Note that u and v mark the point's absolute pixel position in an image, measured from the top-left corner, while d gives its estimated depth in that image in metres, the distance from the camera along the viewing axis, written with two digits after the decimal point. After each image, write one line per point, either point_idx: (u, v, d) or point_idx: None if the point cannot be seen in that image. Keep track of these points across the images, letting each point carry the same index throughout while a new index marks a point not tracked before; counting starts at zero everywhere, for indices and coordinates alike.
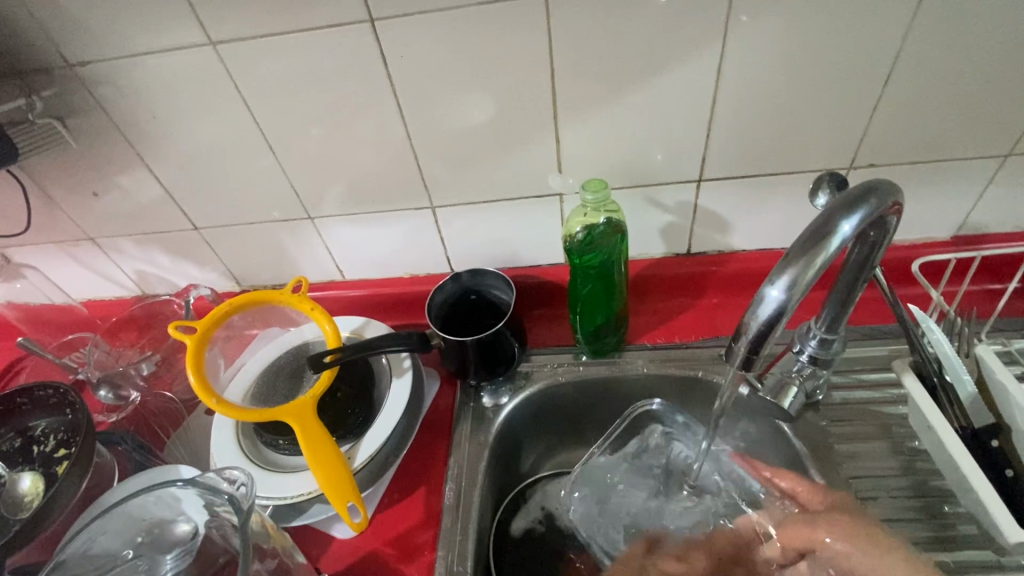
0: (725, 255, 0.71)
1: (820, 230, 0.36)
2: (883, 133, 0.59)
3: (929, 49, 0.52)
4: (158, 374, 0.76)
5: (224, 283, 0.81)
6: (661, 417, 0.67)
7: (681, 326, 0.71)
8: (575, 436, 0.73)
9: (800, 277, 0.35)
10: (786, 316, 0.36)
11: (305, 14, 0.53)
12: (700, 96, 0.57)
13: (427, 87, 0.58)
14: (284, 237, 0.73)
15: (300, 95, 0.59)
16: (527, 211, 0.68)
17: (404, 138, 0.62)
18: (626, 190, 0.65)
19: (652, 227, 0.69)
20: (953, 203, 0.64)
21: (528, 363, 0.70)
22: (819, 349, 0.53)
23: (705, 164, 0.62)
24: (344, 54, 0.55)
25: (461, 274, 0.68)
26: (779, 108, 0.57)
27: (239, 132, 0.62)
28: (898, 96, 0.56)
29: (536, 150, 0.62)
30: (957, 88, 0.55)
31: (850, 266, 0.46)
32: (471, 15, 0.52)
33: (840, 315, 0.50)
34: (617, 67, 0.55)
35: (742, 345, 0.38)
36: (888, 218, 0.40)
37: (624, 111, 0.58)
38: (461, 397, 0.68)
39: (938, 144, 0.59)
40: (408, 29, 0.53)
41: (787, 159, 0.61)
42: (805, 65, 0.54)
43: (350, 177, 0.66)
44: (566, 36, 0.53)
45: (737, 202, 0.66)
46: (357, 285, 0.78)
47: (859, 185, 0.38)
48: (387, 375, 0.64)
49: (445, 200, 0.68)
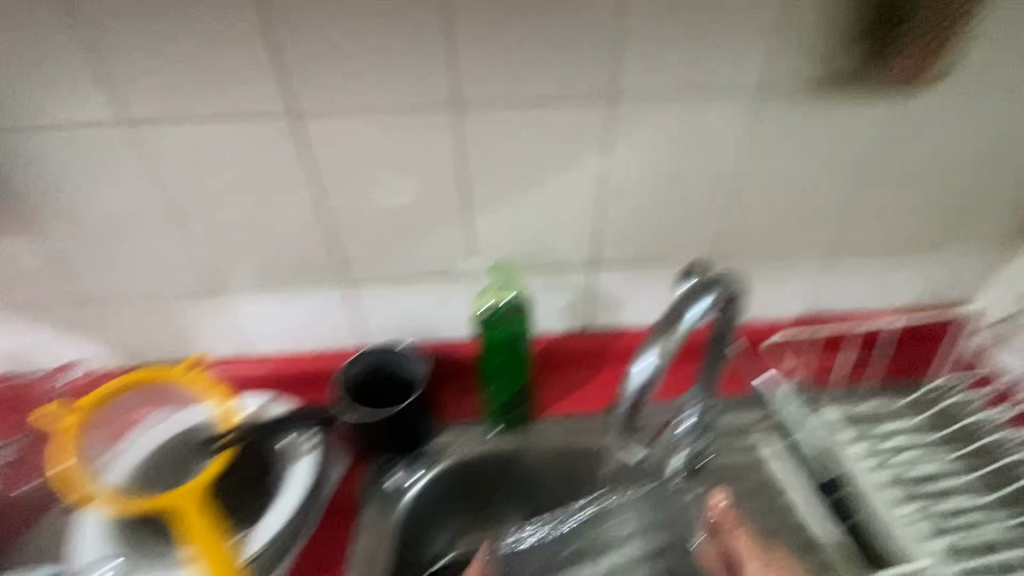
0: (624, 329, 0.78)
1: (671, 314, 0.43)
2: (745, 230, 0.68)
3: (769, 165, 0.63)
4: (19, 463, 0.68)
5: (116, 359, 0.76)
6: (437, 493, 0.68)
7: (588, 397, 0.75)
8: (460, 490, 0.70)
9: (659, 353, 0.41)
10: (650, 387, 0.42)
11: (228, 104, 0.56)
12: (590, 193, 0.64)
13: (342, 173, 0.62)
14: (190, 308, 0.72)
15: (216, 175, 0.61)
16: (442, 289, 0.72)
17: (320, 217, 0.65)
18: (532, 271, 0.71)
19: (556, 304, 0.75)
20: (808, 288, 0.75)
21: (441, 438, 0.71)
22: (699, 414, 0.60)
23: (599, 250, 0.70)
24: (267, 141, 0.59)
25: (374, 347, 0.68)
26: (656, 207, 0.66)
27: (149, 203, 0.62)
28: (751, 201, 0.66)
29: (448, 234, 0.67)
30: (796, 196, 0.66)
31: (711, 342, 0.54)
32: (386, 115, 0.58)
33: (713, 385, 0.58)
34: (517, 167, 0.62)
35: (617, 415, 0.44)
36: (732, 304, 0.48)
37: (526, 201, 0.65)
38: (368, 476, 0.67)
39: (788, 239, 0.70)
40: (329, 123, 0.58)
41: (669, 249, 0.70)
42: (675, 172, 0.63)
43: (265, 253, 0.67)
44: (472, 137, 0.60)
45: (630, 283, 0.73)
46: (264, 360, 0.77)
47: (706, 277, 0.46)
48: (288, 458, 0.63)
49: (361, 276, 0.70)
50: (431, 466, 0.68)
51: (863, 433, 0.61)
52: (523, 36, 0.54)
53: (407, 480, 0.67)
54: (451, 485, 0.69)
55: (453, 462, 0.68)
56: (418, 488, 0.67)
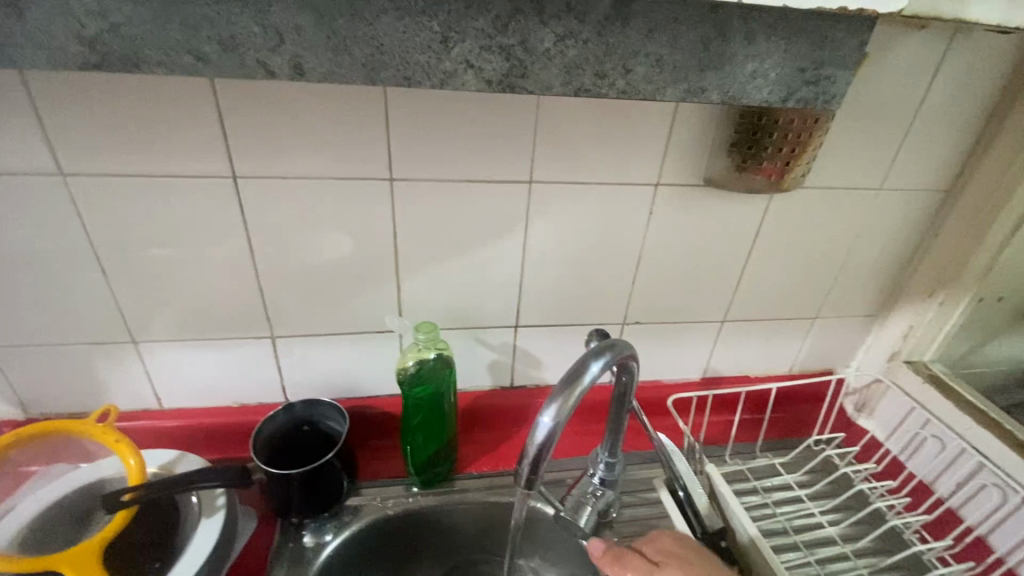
0: (542, 388, 0.84)
1: (575, 373, 0.48)
2: (645, 301, 0.78)
3: (663, 248, 0.74)
4: None
5: (4, 410, 0.70)
6: (365, 549, 0.69)
7: (506, 454, 0.79)
8: (382, 547, 0.71)
9: (563, 407, 0.46)
10: (555, 439, 0.46)
11: (168, 161, 0.58)
12: (512, 263, 0.71)
13: (278, 231, 0.64)
14: (97, 360, 0.69)
15: (147, 227, 0.62)
16: (369, 346, 0.75)
17: (251, 271, 0.66)
18: (457, 332, 0.76)
19: (479, 363, 0.80)
20: (699, 353, 0.86)
21: (359, 497, 0.71)
22: (606, 472, 0.64)
23: (519, 314, 0.76)
24: (204, 198, 0.61)
25: (295, 404, 0.69)
26: (570, 278, 0.74)
27: (68, 250, 0.62)
28: (648, 278, 0.76)
29: (378, 294, 0.71)
30: (687, 276, 0.77)
31: (614, 400, 0.60)
32: (325, 183, 0.62)
33: (617, 441, 0.63)
34: (447, 237, 0.68)
35: (524, 467, 0.47)
36: (629, 364, 0.55)
37: (454, 267, 0.71)
38: (279, 537, 0.66)
39: (681, 312, 0.80)
40: (269, 186, 0.61)
41: (581, 315, 0.78)
42: (586, 250, 0.72)
43: (190, 304, 0.67)
44: (407, 207, 0.65)
45: (548, 345, 0.80)
46: (175, 415, 0.74)
47: (605, 341, 0.52)
48: (195, 516, 0.60)
49: (287, 331, 0.71)
50: (361, 524, 0.68)
51: (753, 487, 0.74)
52: (454, 126, 0.61)
53: (331, 540, 0.66)
54: (377, 541, 0.70)
55: (379, 521, 0.69)
56: (343, 547, 0.67)
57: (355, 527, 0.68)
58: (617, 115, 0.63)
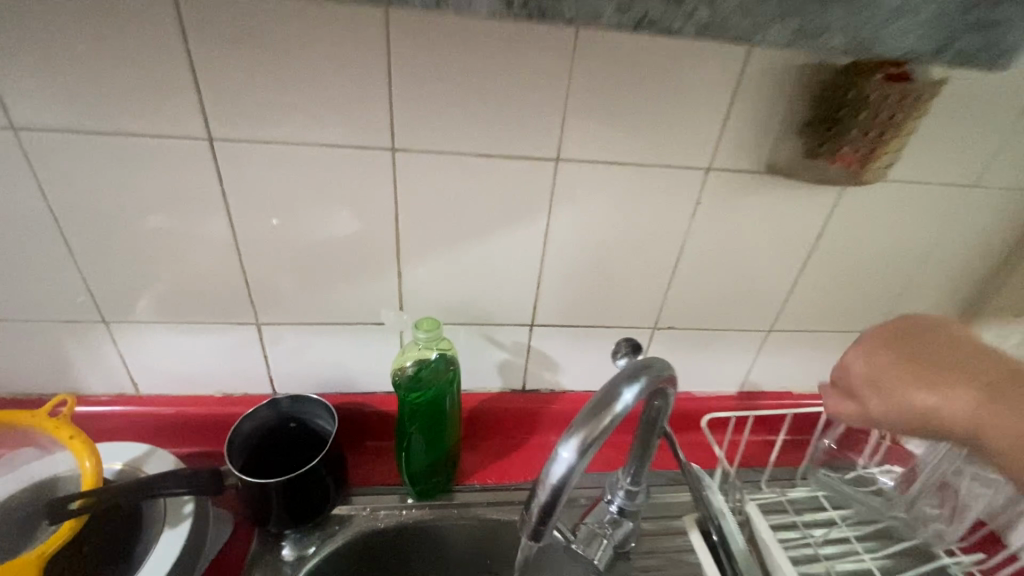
0: (557, 394, 0.75)
1: (603, 399, 0.39)
2: (681, 305, 0.68)
3: (708, 244, 0.63)
4: None
5: None
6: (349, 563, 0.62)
7: (513, 466, 0.71)
8: (368, 562, 0.64)
9: (586, 442, 0.37)
10: (573, 480, 0.37)
11: (134, 119, 0.50)
12: (530, 254, 0.62)
13: (262, 206, 0.56)
14: (64, 340, 0.62)
15: (113, 194, 0.54)
16: (365, 340, 0.67)
17: (232, 249, 0.58)
18: (464, 328, 0.68)
19: (488, 363, 0.71)
20: (738, 365, 0.76)
21: (348, 506, 0.64)
22: (626, 501, 0.56)
23: (535, 312, 0.67)
24: (177, 165, 0.53)
25: (280, 399, 0.62)
26: (595, 274, 0.64)
27: (26, 218, 0.54)
28: (687, 278, 0.66)
29: (376, 282, 0.62)
30: (732, 278, 0.66)
31: (642, 424, 0.50)
32: (316, 152, 0.53)
33: (641, 468, 0.54)
34: (457, 221, 0.59)
35: (533, 511, 0.39)
36: (666, 386, 0.45)
37: (463, 257, 0.61)
38: (256, 546, 0.59)
39: (721, 317, 0.70)
40: (251, 152, 0.53)
41: (606, 317, 0.68)
42: (616, 242, 0.62)
43: (164, 283, 0.60)
44: (410, 183, 0.56)
45: (565, 347, 0.71)
46: (152, 402, 0.67)
47: (639, 359, 0.43)
48: (158, 525, 0.54)
49: (274, 319, 0.64)
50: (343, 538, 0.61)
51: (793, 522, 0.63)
52: (469, 88, 0.51)
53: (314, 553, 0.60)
54: (363, 555, 0.63)
55: (365, 534, 0.62)
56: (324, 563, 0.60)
57: (336, 541, 0.61)
58: (665, 82, 0.52)
